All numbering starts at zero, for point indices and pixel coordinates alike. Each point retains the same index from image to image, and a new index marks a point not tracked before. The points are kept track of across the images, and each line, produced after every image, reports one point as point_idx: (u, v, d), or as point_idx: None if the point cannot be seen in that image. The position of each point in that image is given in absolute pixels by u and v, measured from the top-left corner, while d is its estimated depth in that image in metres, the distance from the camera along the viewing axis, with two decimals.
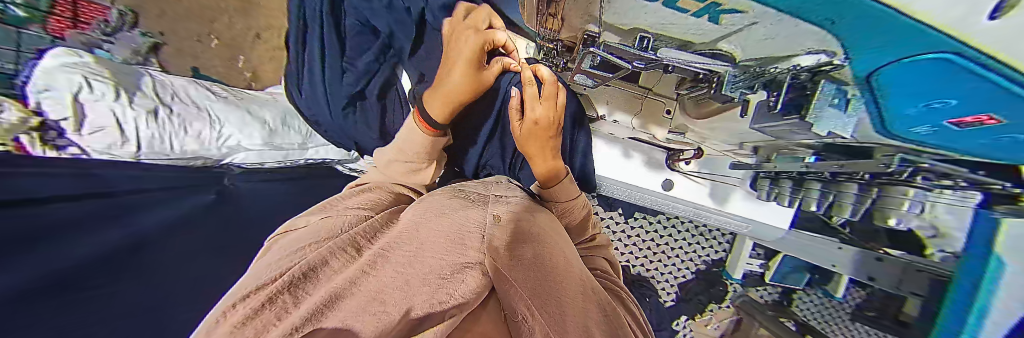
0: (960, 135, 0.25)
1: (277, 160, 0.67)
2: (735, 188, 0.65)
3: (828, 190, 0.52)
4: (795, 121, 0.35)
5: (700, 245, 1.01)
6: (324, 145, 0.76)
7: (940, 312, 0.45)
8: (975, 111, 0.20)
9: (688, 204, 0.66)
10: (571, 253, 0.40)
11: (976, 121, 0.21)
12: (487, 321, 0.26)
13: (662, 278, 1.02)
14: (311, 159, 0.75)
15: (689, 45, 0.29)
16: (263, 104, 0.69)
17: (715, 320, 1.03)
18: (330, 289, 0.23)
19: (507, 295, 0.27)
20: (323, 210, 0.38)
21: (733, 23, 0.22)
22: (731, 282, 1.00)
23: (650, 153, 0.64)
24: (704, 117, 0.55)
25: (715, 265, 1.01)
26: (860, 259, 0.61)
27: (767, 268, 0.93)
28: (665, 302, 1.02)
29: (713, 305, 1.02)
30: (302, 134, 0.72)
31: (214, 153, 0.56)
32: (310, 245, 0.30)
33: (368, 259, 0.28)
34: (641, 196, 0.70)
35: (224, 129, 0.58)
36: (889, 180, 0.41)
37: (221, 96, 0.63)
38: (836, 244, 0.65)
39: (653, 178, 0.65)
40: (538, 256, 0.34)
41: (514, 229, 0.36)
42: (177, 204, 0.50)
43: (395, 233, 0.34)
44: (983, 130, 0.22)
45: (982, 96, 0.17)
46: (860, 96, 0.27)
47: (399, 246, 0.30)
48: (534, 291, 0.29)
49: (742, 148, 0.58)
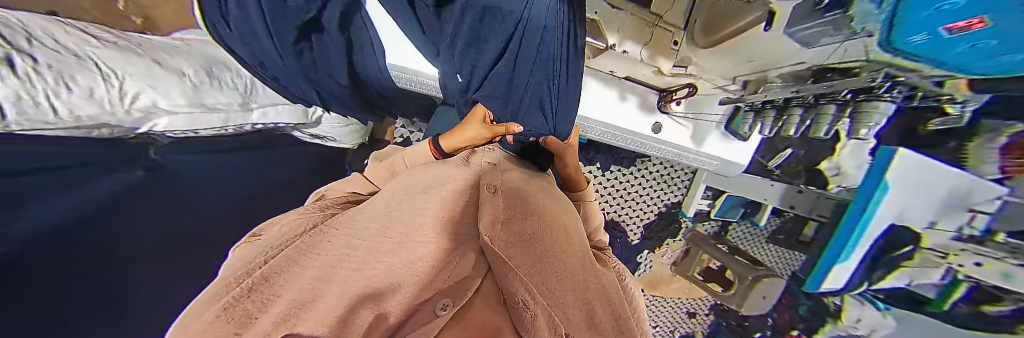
0: (949, 52, 0.23)
1: (214, 126, 0.59)
2: (714, 127, 0.72)
3: (808, 114, 0.56)
4: (836, 16, 0.30)
5: (663, 191, 1.13)
6: (271, 105, 0.67)
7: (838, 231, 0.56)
8: (964, 22, 0.19)
9: (674, 146, 0.73)
10: (571, 226, 0.42)
11: (965, 26, 0.19)
12: (481, 306, 0.26)
13: (631, 221, 1.17)
14: (257, 124, 0.67)
15: None
16: (171, 53, 0.53)
17: (670, 251, 1.23)
18: (303, 286, 0.22)
19: (506, 280, 0.27)
20: (288, 219, 0.36)
21: None
22: (685, 221, 1.17)
23: (645, 96, 0.68)
24: (710, 46, 0.52)
25: (673, 208, 1.16)
26: (787, 192, 0.77)
27: (713, 206, 1.09)
28: (633, 241, 1.19)
29: (670, 239, 1.21)
30: (238, 92, 0.60)
31: (124, 118, 0.45)
32: (273, 248, 0.28)
33: (336, 250, 0.27)
34: (632, 139, 0.75)
35: (127, 86, 0.44)
36: (867, 97, 0.45)
37: (103, 39, 0.45)
38: (769, 182, 0.80)
39: (644, 122, 0.69)
40: (536, 231, 0.34)
41: (511, 199, 0.37)
42: (91, 183, 0.40)
43: (369, 216, 0.32)
44: (986, 50, 0.21)
45: (991, 8, 0.17)
46: (884, 5, 0.23)
47: (370, 234, 0.29)
48: (533, 269, 0.28)
49: (733, 82, 0.59)
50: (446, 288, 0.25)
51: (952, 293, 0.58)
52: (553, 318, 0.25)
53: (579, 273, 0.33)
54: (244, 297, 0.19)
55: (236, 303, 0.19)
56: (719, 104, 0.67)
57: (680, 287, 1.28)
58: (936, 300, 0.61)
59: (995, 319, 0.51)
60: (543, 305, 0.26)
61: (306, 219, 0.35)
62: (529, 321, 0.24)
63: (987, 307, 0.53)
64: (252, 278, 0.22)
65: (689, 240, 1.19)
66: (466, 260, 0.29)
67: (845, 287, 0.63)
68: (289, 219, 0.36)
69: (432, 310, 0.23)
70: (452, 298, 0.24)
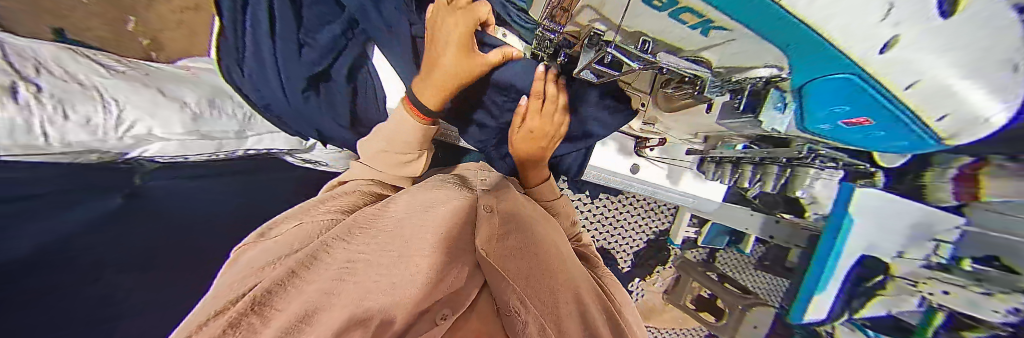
0: (846, 132, 0.33)
1: (206, 152, 0.58)
2: (686, 170, 0.77)
3: (757, 171, 0.64)
4: (748, 120, 0.39)
5: (651, 218, 1.16)
6: (267, 132, 0.69)
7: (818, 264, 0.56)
8: (856, 115, 0.28)
9: (650, 185, 0.78)
10: (562, 246, 0.42)
11: (857, 122, 0.29)
12: (474, 320, 0.30)
13: (621, 249, 1.18)
14: (253, 150, 0.68)
15: (677, 50, 0.31)
16: (179, 83, 0.56)
17: (661, 279, 1.25)
18: (305, 300, 0.20)
19: (501, 290, 0.29)
20: (302, 217, 0.38)
21: (718, 38, 0.25)
22: (673, 248, 1.19)
23: (622, 141, 0.73)
24: (671, 112, 0.57)
25: (661, 234, 1.18)
26: (766, 222, 0.79)
27: (700, 234, 1.11)
28: (623, 268, 1.19)
29: (660, 266, 1.22)
30: (237, 121, 0.63)
31: (116, 145, 0.44)
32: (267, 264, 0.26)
33: (337, 263, 0.26)
34: (613, 179, 0.80)
35: (126, 114, 0.45)
36: (799, 163, 0.53)
37: (114, 71, 0.49)
38: (749, 211, 0.82)
39: (624, 163, 0.75)
40: (528, 244, 0.36)
41: (504, 220, 0.39)
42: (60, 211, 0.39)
43: (379, 229, 0.32)
44: (867, 131, 0.30)
45: (869, 107, 0.25)
46: (793, 101, 0.32)
47: (377, 247, 0.29)
48: (527, 283, 0.31)
49: (695, 137, 0.66)
50: (449, 295, 0.29)
51: (932, 319, 0.58)
52: (544, 324, 0.27)
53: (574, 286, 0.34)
54: (251, 312, 0.17)
55: (239, 317, 0.17)
56: (687, 154, 0.74)
57: (673, 317, 1.26)
58: (918, 328, 0.61)
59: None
60: (534, 313, 0.27)
61: (312, 224, 0.35)
62: (520, 327, 0.26)
63: (966, 333, 0.53)
64: (258, 289, 0.20)
65: (679, 267, 1.20)
66: (462, 272, 0.32)
67: (827, 317, 0.61)
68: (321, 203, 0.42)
69: (431, 320, 0.27)
70: (452, 308, 0.28)
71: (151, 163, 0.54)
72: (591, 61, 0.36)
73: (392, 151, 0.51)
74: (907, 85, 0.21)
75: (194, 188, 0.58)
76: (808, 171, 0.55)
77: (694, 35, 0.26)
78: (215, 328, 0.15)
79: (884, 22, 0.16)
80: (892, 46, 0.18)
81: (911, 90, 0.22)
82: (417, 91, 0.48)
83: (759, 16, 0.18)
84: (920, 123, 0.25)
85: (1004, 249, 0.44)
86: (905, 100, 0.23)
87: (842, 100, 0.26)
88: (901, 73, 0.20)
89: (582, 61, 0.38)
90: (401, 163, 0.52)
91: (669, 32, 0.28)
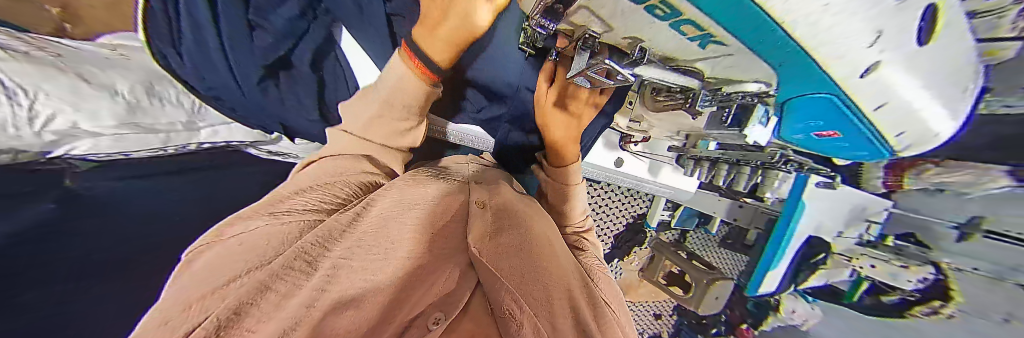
0: (818, 140, 0.36)
1: (154, 147, 0.58)
2: (665, 164, 0.81)
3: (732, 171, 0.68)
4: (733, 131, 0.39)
5: (630, 203, 1.21)
6: (222, 124, 0.68)
7: (776, 242, 0.62)
8: (829, 128, 0.31)
9: (631, 178, 0.81)
10: (553, 236, 0.43)
11: (827, 133, 0.32)
12: (469, 318, 0.26)
13: (602, 233, 1.25)
14: (209, 144, 0.66)
15: (670, 59, 0.30)
16: (110, 72, 0.54)
17: (638, 258, 1.35)
18: (287, 315, 0.17)
19: (494, 289, 0.27)
20: (266, 215, 0.34)
21: (713, 51, 0.25)
22: (649, 230, 1.27)
23: (608, 136, 0.75)
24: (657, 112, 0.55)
25: (639, 218, 1.25)
26: (731, 206, 0.84)
27: (673, 216, 1.20)
28: (604, 250, 1.27)
29: (637, 247, 1.31)
30: (183, 110, 0.63)
31: (35, 141, 0.44)
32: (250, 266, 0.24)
33: (319, 273, 0.23)
34: (598, 173, 0.82)
35: (39, 107, 0.43)
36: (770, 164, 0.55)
37: (18, 51, 0.45)
38: (717, 198, 0.88)
39: (608, 156, 0.77)
40: (522, 241, 0.36)
41: (495, 215, 0.39)
42: None
43: (362, 233, 0.31)
44: (830, 140, 0.34)
45: (844, 123, 0.28)
46: (773, 111, 0.34)
47: (371, 241, 0.30)
48: (521, 279, 0.30)
49: (676, 135, 0.67)
50: (444, 295, 0.26)
51: (859, 286, 0.67)
52: (540, 328, 0.25)
53: (564, 277, 0.34)
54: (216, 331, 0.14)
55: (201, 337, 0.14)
56: (666, 149, 0.79)
57: (647, 292, 1.36)
58: (847, 292, 0.69)
59: (891, 307, 0.60)
60: (530, 314, 0.25)
61: (285, 222, 0.32)
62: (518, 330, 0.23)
63: (883, 297, 0.62)
64: (228, 301, 0.18)
65: (655, 247, 1.29)
66: (453, 273, 0.29)
67: (776, 288, 0.71)
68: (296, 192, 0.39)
69: (424, 326, 0.22)
70: (444, 312, 0.24)
71: (86, 162, 0.51)
72: (586, 68, 0.32)
73: (388, 117, 0.45)
74: (878, 105, 0.23)
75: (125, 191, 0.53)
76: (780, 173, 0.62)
77: (689, 46, 0.26)
78: None
79: (873, 49, 0.16)
80: (873, 71, 0.19)
81: (880, 110, 0.24)
82: (416, 38, 0.39)
83: (756, 35, 0.18)
84: (880, 137, 0.29)
85: (920, 227, 0.53)
86: (869, 116, 0.25)
87: (818, 115, 0.29)
88: (869, 95, 0.22)
89: (576, 66, 0.34)
90: (397, 132, 0.46)
91: (666, 42, 0.26)
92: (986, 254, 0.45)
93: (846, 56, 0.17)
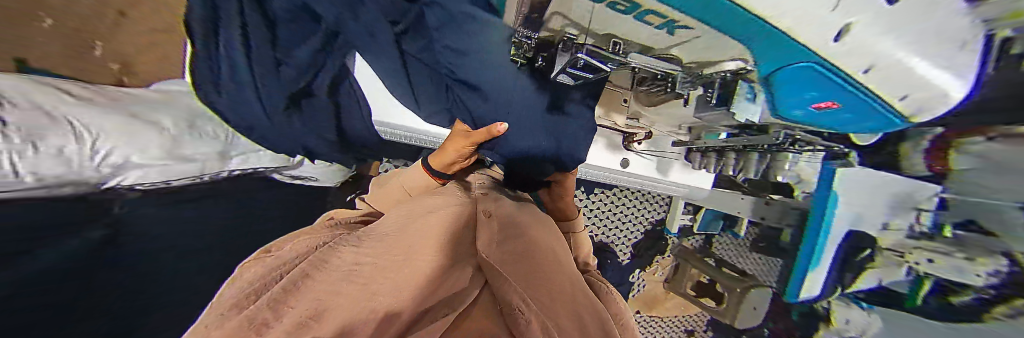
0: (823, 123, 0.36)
1: (192, 176, 0.54)
2: (675, 161, 0.78)
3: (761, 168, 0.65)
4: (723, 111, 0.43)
5: (645, 208, 1.17)
6: (254, 152, 0.65)
7: (814, 235, 0.55)
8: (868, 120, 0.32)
9: (642, 178, 0.79)
10: (556, 249, 0.39)
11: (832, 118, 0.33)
12: (477, 315, 0.21)
13: (620, 242, 1.19)
14: (245, 170, 0.65)
15: (648, 50, 0.32)
16: (156, 107, 0.52)
17: (661, 268, 1.24)
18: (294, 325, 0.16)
19: (502, 287, 0.25)
20: (303, 237, 0.37)
21: (683, 37, 0.27)
22: (670, 236, 1.20)
23: (610, 138, 0.74)
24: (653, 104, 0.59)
25: (658, 224, 1.20)
26: (757, 205, 0.78)
27: (695, 220, 1.13)
28: (624, 261, 1.20)
29: (659, 256, 1.22)
30: (220, 142, 0.58)
31: (92, 175, 0.41)
32: (228, 309, 0.18)
33: (345, 267, 0.26)
34: (603, 174, 0.80)
35: (100, 143, 0.41)
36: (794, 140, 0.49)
37: (77, 96, 0.43)
38: (740, 196, 0.81)
39: (613, 158, 0.76)
40: (524, 251, 0.33)
41: (502, 228, 0.38)
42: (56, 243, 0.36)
43: (381, 235, 0.33)
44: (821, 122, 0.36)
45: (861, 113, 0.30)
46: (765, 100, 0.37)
47: (382, 254, 0.28)
48: (526, 281, 0.26)
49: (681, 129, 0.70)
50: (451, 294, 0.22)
51: None
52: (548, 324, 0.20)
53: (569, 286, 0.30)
54: (266, 307, 0.17)
55: (254, 314, 0.17)
56: (673, 145, 0.76)
57: (675, 306, 1.22)
58: None
59: (968, 310, 0.49)
60: (536, 307, 0.22)
61: (314, 239, 0.35)
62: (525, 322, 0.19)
63: None
64: (266, 299, 0.19)
65: (678, 254, 1.20)
66: (464, 274, 0.26)
67: (819, 294, 0.60)
68: (263, 265, 0.29)
69: (435, 318, 0.19)
70: (452, 304, 0.21)
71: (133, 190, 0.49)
72: (565, 65, 0.34)
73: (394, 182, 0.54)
74: (902, 97, 0.26)
75: (182, 215, 0.53)
76: (786, 161, 0.60)
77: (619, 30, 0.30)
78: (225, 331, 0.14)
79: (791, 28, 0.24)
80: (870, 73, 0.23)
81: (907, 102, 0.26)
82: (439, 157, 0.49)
83: (737, 28, 0.21)
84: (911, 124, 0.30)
85: (978, 212, 0.45)
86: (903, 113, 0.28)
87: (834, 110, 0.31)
88: (893, 89, 0.25)
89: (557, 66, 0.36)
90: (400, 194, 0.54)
91: (642, 34, 0.29)
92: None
93: (820, 26, 0.19)
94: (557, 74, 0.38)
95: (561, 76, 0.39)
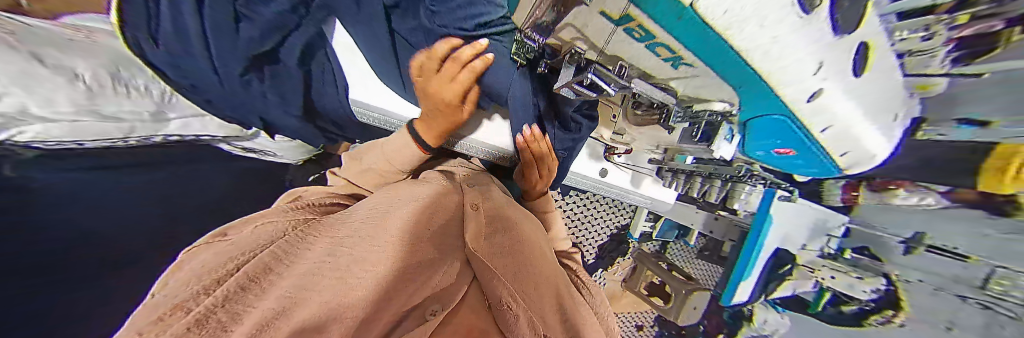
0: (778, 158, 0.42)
1: (113, 139, 0.47)
2: (646, 176, 0.84)
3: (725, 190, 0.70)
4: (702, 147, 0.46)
5: (612, 213, 1.24)
6: (195, 116, 0.58)
7: (750, 252, 0.63)
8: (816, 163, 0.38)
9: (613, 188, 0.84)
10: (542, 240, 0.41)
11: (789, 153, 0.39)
12: (464, 311, 0.28)
13: (587, 243, 1.25)
14: (178, 137, 0.57)
15: (650, 76, 0.32)
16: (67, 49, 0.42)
17: (621, 268, 1.33)
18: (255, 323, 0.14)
19: (490, 285, 0.29)
20: (266, 219, 0.33)
21: (686, 72, 0.28)
22: (631, 241, 1.28)
23: (592, 147, 0.78)
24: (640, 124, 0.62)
25: (622, 229, 1.28)
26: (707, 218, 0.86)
27: (655, 227, 1.22)
28: (588, 260, 1.27)
29: (620, 258, 1.31)
30: (152, 101, 0.50)
31: None
32: (168, 312, 0.16)
33: (316, 257, 0.24)
34: (581, 180, 0.83)
35: None
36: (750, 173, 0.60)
37: None
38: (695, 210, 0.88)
39: (592, 166, 0.79)
40: (515, 243, 0.34)
41: (493, 215, 0.37)
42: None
43: (356, 224, 0.31)
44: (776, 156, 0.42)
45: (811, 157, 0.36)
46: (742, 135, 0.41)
47: (355, 241, 0.27)
48: (514, 277, 0.30)
49: (656, 149, 0.73)
50: (438, 294, 0.27)
51: None
52: (527, 320, 0.27)
53: (553, 278, 0.34)
54: (220, 309, 0.15)
55: (206, 315, 0.15)
56: (647, 161, 0.82)
57: (630, 301, 1.34)
58: None
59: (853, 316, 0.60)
60: (521, 306, 0.28)
61: (278, 223, 0.32)
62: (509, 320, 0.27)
63: None
64: (217, 295, 0.17)
65: (636, 257, 1.30)
66: (451, 268, 0.30)
67: (750, 299, 0.69)
68: (213, 250, 0.26)
69: (422, 315, 0.25)
70: (442, 304, 0.26)
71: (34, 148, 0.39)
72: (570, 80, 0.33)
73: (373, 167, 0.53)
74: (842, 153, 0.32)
75: (115, 180, 0.45)
76: (743, 187, 0.67)
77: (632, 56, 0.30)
78: (177, 328, 0.12)
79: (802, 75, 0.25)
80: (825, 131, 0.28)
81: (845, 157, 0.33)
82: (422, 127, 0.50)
83: (736, 72, 0.22)
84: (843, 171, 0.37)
85: (874, 242, 0.54)
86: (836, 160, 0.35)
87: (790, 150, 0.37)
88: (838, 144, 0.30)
89: (561, 78, 0.37)
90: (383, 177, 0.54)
91: (643, 57, 0.29)
92: (925, 268, 0.47)
93: (800, 89, 0.21)
94: (558, 87, 0.38)
95: (562, 90, 0.39)
